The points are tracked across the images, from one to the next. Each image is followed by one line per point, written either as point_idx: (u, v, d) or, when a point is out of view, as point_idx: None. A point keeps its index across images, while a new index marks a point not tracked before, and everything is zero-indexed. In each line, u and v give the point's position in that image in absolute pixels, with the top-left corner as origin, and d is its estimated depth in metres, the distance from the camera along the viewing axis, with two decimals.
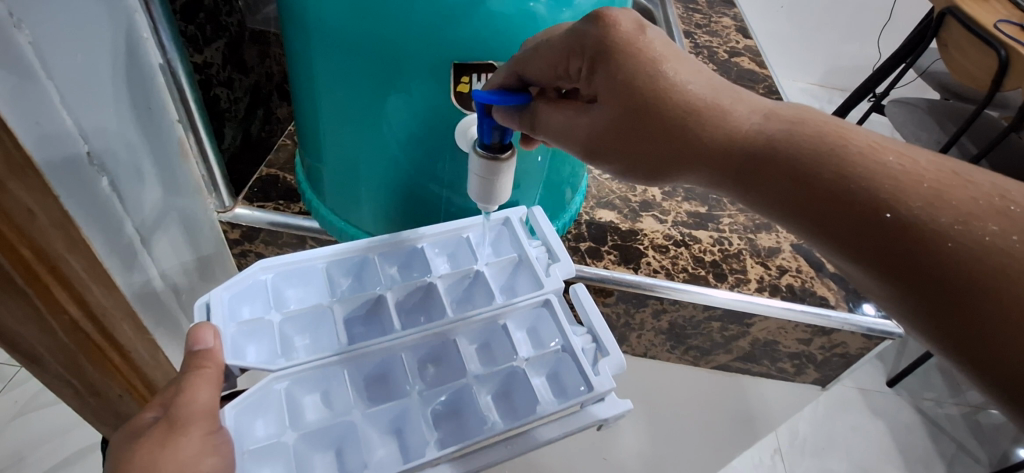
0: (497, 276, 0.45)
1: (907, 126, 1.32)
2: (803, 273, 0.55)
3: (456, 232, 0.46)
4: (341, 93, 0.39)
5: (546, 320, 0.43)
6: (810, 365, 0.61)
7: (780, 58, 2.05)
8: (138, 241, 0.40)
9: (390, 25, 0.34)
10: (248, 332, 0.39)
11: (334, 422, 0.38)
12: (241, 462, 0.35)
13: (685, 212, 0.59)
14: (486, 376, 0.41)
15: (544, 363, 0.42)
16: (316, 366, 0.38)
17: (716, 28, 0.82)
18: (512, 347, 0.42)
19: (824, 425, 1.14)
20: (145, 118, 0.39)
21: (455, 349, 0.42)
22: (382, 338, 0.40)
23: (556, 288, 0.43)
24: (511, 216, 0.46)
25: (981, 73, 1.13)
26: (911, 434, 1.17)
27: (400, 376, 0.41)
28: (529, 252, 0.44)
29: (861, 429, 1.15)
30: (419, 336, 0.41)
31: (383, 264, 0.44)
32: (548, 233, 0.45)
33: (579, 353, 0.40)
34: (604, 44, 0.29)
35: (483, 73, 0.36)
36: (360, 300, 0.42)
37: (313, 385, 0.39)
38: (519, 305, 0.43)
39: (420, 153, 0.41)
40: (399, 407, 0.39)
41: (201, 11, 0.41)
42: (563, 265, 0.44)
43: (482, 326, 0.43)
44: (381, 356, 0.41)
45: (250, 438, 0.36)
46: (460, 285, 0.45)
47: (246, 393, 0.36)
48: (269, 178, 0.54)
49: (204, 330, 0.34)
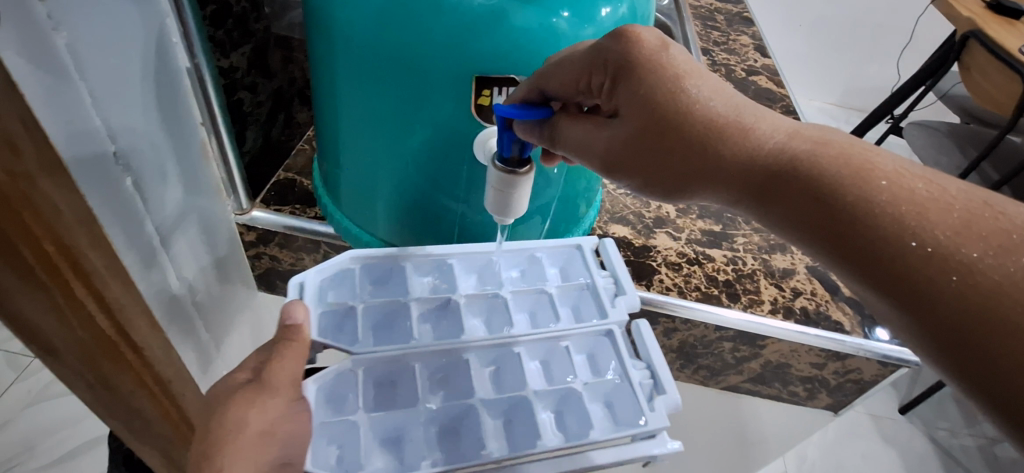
0: (563, 299, 0.48)
1: (928, 149, 1.30)
2: (817, 296, 0.55)
3: (529, 252, 0.49)
4: (362, 102, 0.40)
5: (605, 349, 0.45)
6: (822, 389, 0.60)
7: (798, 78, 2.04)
8: (158, 241, 0.40)
9: (413, 36, 0.34)
10: (333, 313, 0.43)
11: (399, 414, 0.40)
12: (316, 432, 0.38)
13: (699, 229, 0.58)
14: (545, 392, 0.43)
15: (600, 389, 0.43)
16: (393, 358, 0.42)
17: (734, 46, 0.82)
18: (570, 368, 0.44)
19: (833, 451, 1.12)
20: (171, 119, 0.40)
21: (515, 360, 0.44)
22: (458, 339, 0.43)
23: (619, 320, 0.45)
24: (583, 244, 0.50)
25: (1004, 97, 1.12)
26: (924, 465, 1.14)
27: (461, 381, 0.43)
28: (597, 282, 0.47)
29: (872, 457, 1.13)
30: (488, 343, 0.44)
31: (458, 271, 0.48)
32: (616, 266, 0.48)
33: (637, 385, 0.42)
34: (627, 59, 0.30)
35: (504, 86, 0.36)
36: (434, 302, 0.46)
37: (381, 376, 0.42)
38: (580, 330, 0.45)
39: (439, 164, 0.41)
40: (456, 408, 0.41)
41: (230, 17, 0.43)
42: (628, 298, 0.47)
43: (545, 345, 0.45)
44: (449, 358, 0.44)
45: (323, 412, 0.40)
46: (529, 301, 0.48)
47: (326, 369, 0.40)
48: (286, 182, 0.55)
49: (295, 306, 0.37)
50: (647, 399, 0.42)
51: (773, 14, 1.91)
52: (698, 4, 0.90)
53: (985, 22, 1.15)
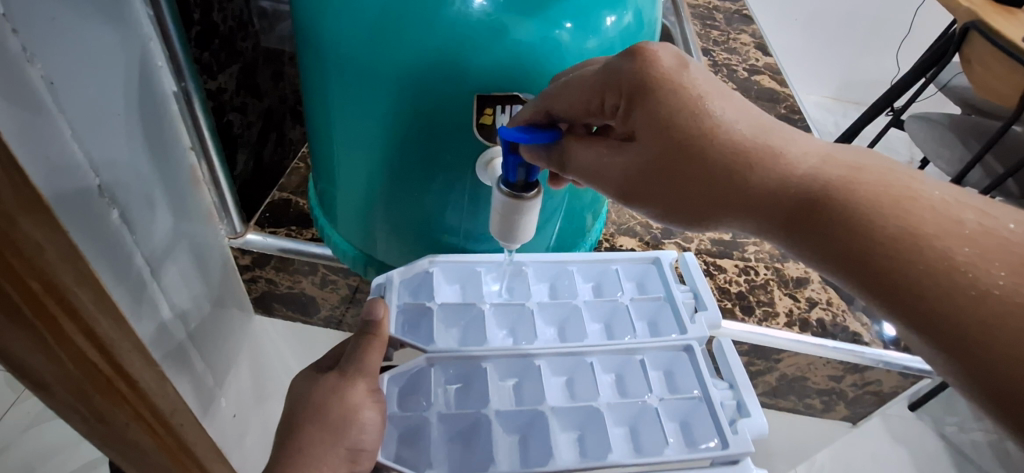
0: (642, 312, 0.56)
1: (930, 143, 1.29)
2: (834, 306, 0.54)
3: (606, 265, 0.58)
4: (358, 124, 0.38)
5: (683, 365, 0.53)
6: (840, 401, 0.59)
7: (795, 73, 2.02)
8: (148, 273, 0.39)
9: (406, 55, 0.33)
10: (416, 313, 0.53)
11: (471, 413, 0.51)
12: (391, 420, 0.49)
13: (709, 239, 0.60)
14: (618, 406, 0.52)
15: (676, 404, 0.51)
16: (462, 359, 0.52)
17: (734, 45, 0.80)
18: (647, 384, 0.53)
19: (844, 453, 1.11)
20: (158, 146, 0.38)
21: (588, 370, 0.53)
22: (532, 349, 0.53)
23: (699, 337, 0.53)
24: (660, 258, 0.58)
25: (1007, 88, 1.11)
26: (934, 464, 1.13)
27: (529, 387, 0.53)
28: (678, 298, 0.54)
29: (883, 456, 1.12)
30: (552, 357, 0.53)
31: (534, 282, 0.57)
32: (695, 283, 0.55)
33: (717, 407, 0.49)
34: (648, 83, 0.30)
35: (507, 104, 0.35)
36: (507, 310, 0.56)
37: (456, 375, 0.53)
38: (661, 346, 0.53)
39: (441, 188, 0.40)
40: (530, 414, 0.51)
41: (216, 38, 0.42)
42: (709, 316, 0.54)
43: (620, 358, 0.54)
44: (522, 365, 0.54)
45: (406, 399, 0.51)
46: (606, 311, 0.56)
47: (403, 366, 0.51)
48: (281, 202, 0.55)
49: (377, 306, 0.48)
50: (729, 421, 0.50)
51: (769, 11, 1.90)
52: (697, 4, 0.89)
53: (984, 10, 1.14)
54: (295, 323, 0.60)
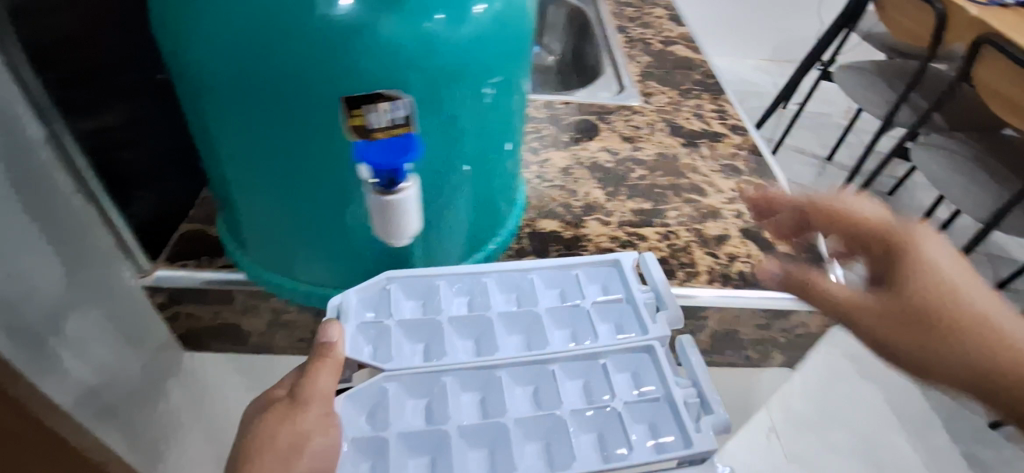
0: (604, 313, 0.53)
1: (858, 89, 1.34)
2: (752, 257, 0.57)
3: (568, 268, 0.56)
4: (240, 141, 0.39)
5: (648, 367, 0.50)
6: (774, 347, 0.60)
7: (727, 43, 2.12)
8: (20, 326, 0.39)
9: (269, 68, 0.34)
10: (368, 332, 0.50)
11: (431, 432, 0.47)
12: (348, 442, 0.45)
13: (630, 210, 0.61)
14: (581, 412, 0.49)
15: (642, 407, 0.48)
16: (422, 374, 0.49)
17: (647, 23, 0.85)
18: (610, 387, 0.50)
19: (820, 399, 1.12)
20: (29, 194, 0.39)
21: (551, 378, 0.50)
22: (499, 355, 0.49)
23: (660, 338, 0.50)
24: (621, 259, 0.56)
25: (923, 28, 1.17)
26: (903, 397, 1.18)
27: (497, 396, 0.49)
28: (639, 297, 0.52)
29: (856, 398, 1.14)
30: (523, 363, 0.50)
31: (495, 289, 0.55)
32: (656, 283, 0.53)
33: (681, 406, 0.47)
34: (907, 249, 0.39)
35: (374, 103, 0.34)
36: (466, 319, 0.52)
37: (417, 393, 0.49)
38: (623, 348, 0.51)
39: (331, 190, 0.41)
40: (493, 427, 0.48)
41: (94, 77, 0.43)
42: (671, 314, 0.51)
43: (584, 362, 0.51)
44: (483, 377, 0.50)
45: (355, 426, 0.47)
46: (569, 313, 0.53)
47: (358, 386, 0.48)
48: (191, 234, 0.57)
49: (330, 326, 0.45)
50: (694, 419, 0.46)
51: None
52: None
53: None
54: (230, 352, 0.61)
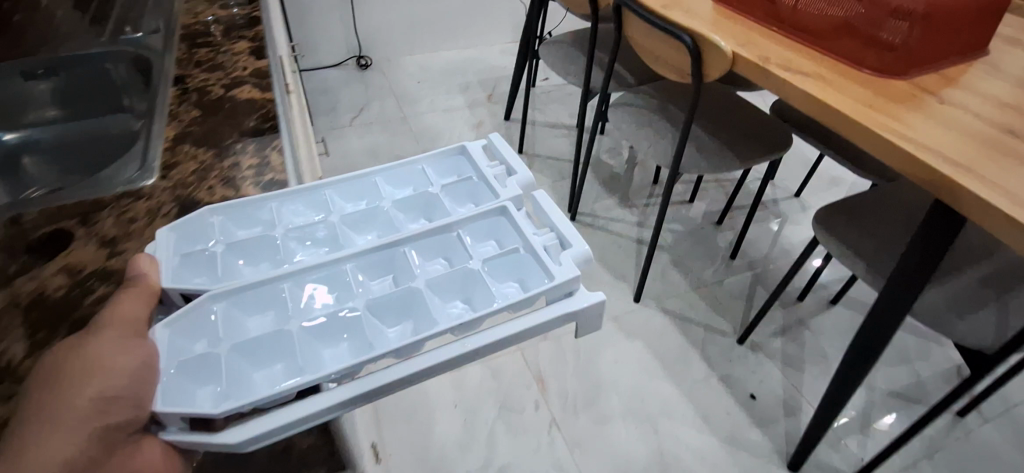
0: (454, 193, 0.75)
1: (557, 58, 1.46)
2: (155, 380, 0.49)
3: (414, 167, 0.77)
4: None
5: (503, 226, 0.70)
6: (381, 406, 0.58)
7: (455, 45, 2.30)
8: None
9: None
10: (188, 263, 0.61)
11: (275, 335, 0.56)
12: (172, 361, 0.52)
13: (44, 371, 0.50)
14: (451, 274, 0.65)
15: (499, 264, 0.67)
16: (258, 285, 0.59)
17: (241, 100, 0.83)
18: (466, 252, 0.68)
19: (587, 374, 1.18)
20: None
21: (405, 258, 0.66)
22: (369, 247, 0.64)
23: (509, 198, 0.71)
24: (464, 147, 0.79)
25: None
26: (663, 339, 1.25)
27: (358, 286, 0.63)
28: (488, 171, 0.75)
29: (620, 359, 1.21)
30: (387, 245, 0.65)
31: (342, 200, 0.73)
32: (504, 158, 0.77)
33: (540, 249, 0.65)
34: None
35: None
36: (319, 225, 0.68)
37: (253, 309, 0.59)
38: (477, 218, 0.70)
39: None
40: (344, 320, 0.59)
41: None
42: (520, 178, 0.74)
43: (441, 238, 0.69)
44: (332, 271, 0.63)
45: (187, 349, 0.54)
46: (424, 200, 0.74)
47: (174, 317, 0.54)
48: None
49: (138, 260, 0.55)
50: (551, 257, 0.66)
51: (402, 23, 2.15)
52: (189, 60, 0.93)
53: None
54: None
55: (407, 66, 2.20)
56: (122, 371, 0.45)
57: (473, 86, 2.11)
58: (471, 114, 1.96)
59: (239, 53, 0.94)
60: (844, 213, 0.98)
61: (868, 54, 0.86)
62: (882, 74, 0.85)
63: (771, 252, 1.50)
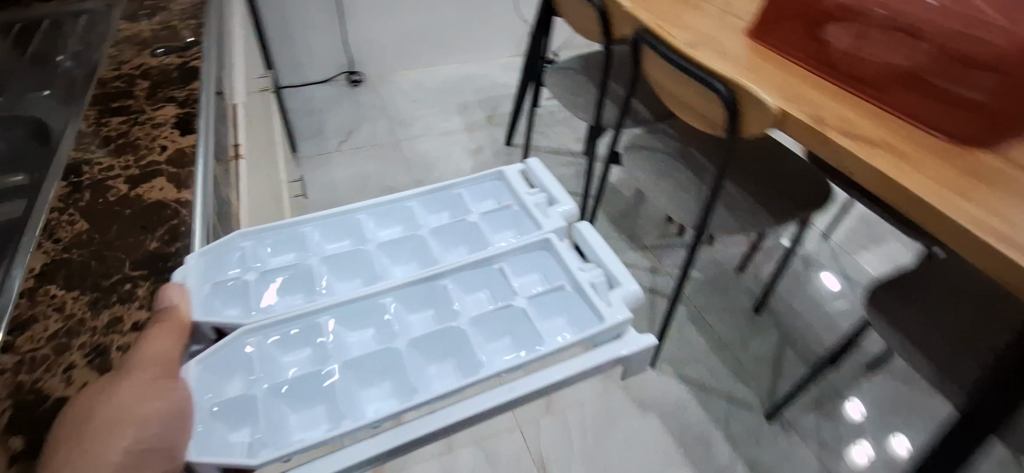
0: (493, 219, 0.93)
1: (565, 89, 1.31)
2: None
3: (450, 190, 0.97)
4: None
5: (544, 258, 0.87)
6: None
7: (449, 58, 2.15)
8: None
9: None
10: (217, 294, 0.75)
11: (307, 377, 0.68)
12: (205, 403, 0.65)
13: None
14: (498, 310, 0.79)
15: (542, 301, 0.81)
16: (306, 313, 0.73)
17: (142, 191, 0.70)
18: (509, 287, 0.83)
19: (598, 451, 1.25)
20: None
21: (444, 290, 0.81)
22: (400, 282, 0.78)
23: (548, 232, 0.87)
24: (504, 172, 1.00)
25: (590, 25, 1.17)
26: (681, 416, 1.32)
27: (395, 321, 0.77)
28: (529, 198, 0.95)
29: (635, 441, 1.27)
30: (425, 277, 0.80)
31: (372, 224, 0.91)
32: (547, 187, 0.96)
33: (589, 286, 0.81)
34: None
35: None
36: (349, 253, 0.85)
37: (286, 347, 0.73)
38: (524, 251, 0.87)
39: None
40: (390, 353, 0.73)
41: None
42: (567, 211, 0.92)
43: (482, 268, 0.83)
44: (372, 303, 0.78)
45: (220, 389, 0.67)
46: (460, 229, 0.91)
47: (210, 354, 0.67)
48: None
49: (169, 291, 0.58)
50: (598, 299, 0.80)
51: (391, 37, 2.00)
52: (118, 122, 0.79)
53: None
54: None
55: (400, 83, 2.05)
56: (151, 426, 0.48)
57: (472, 106, 1.96)
58: (470, 139, 1.81)
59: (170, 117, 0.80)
60: (892, 296, 1.05)
61: (940, 112, 0.87)
62: (957, 138, 0.86)
63: (788, 311, 1.55)
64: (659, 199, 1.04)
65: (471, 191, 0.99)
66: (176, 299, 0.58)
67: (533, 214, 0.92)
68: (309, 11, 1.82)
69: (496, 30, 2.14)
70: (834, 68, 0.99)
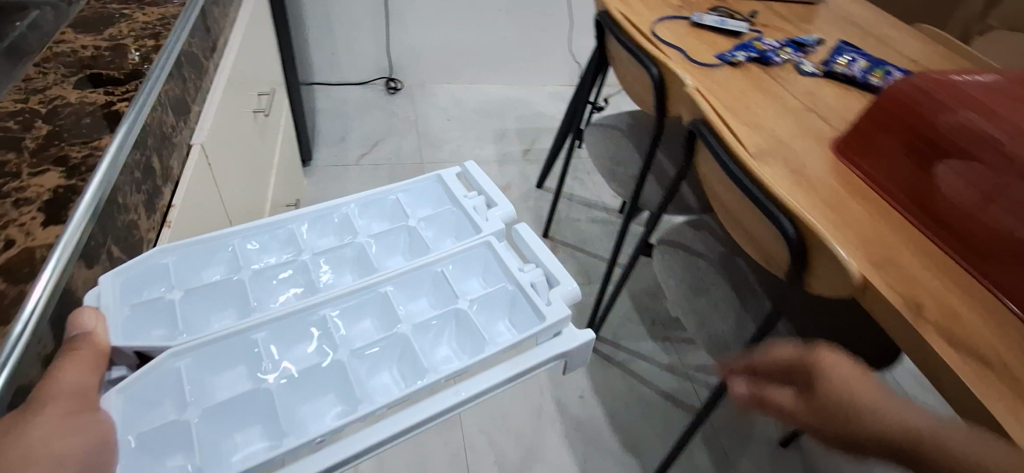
0: (432, 224, 0.87)
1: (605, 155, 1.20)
2: None
3: (383, 195, 0.88)
4: None
5: (489, 262, 0.80)
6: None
7: (492, 78, 2.01)
8: None
9: None
10: (142, 314, 0.66)
11: (248, 393, 0.63)
12: (134, 432, 0.57)
13: None
14: (443, 315, 0.75)
15: (484, 305, 0.76)
16: (226, 335, 0.65)
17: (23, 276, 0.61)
18: (453, 296, 0.77)
19: None
20: None
21: (383, 298, 0.75)
22: (341, 292, 0.72)
23: (489, 235, 0.80)
24: (439, 173, 0.92)
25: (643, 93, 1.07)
26: None
27: (332, 326, 0.72)
28: (470, 203, 0.86)
29: None
30: (366, 286, 0.73)
31: (303, 229, 0.83)
32: (484, 187, 0.88)
33: (529, 288, 0.75)
34: None
35: None
36: (286, 262, 0.78)
37: (216, 364, 0.65)
38: (465, 252, 0.79)
39: None
40: (331, 367, 0.67)
41: None
42: (503, 208, 0.85)
43: (423, 276, 0.78)
44: (302, 317, 0.70)
45: (143, 416, 0.59)
46: (400, 237, 0.86)
47: (128, 382, 0.58)
48: None
49: (83, 315, 0.56)
50: (542, 298, 0.75)
51: (436, 49, 1.90)
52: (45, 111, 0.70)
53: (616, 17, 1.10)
54: None
55: (440, 98, 1.93)
56: (83, 446, 0.48)
57: (509, 135, 1.82)
58: (499, 173, 1.67)
59: (99, 114, 0.71)
60: None
61: None
62: None
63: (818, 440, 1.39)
64: (721, 327, 0.98)
65: (408, 196, 0.90)
66: (92, 325, 0.56)
67: (473, 218, 0.84)
68: (357, 15, 1.75)
69: (549, 57, 1.99)
70: (920, 204, 0.84)
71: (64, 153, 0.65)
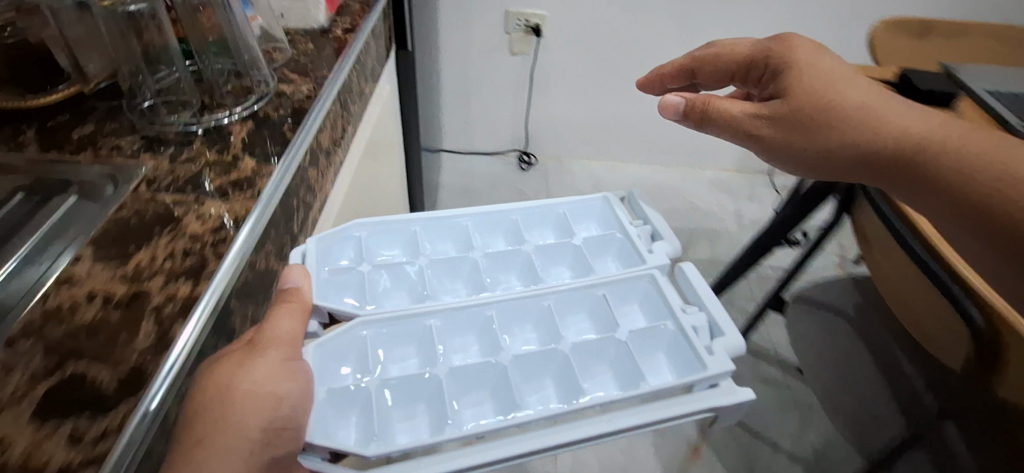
0: (595, 244, 0.61)
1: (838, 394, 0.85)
2: None
3: (553, 209, 0.64)
4: None
5: (653, 295, 0.54)
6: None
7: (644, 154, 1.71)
8: None
9: None
10: (335, 281, 0.53)
11: (419, 379, 0.47)
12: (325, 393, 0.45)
13: None
14: (606, 340, 0.51)
15: (645, 339, 0.52)
16: (396, 317, 0.49)
17: None
18: (614, 320, 0.53)
19: None
20: None
21: (545, 312, 0.52)
22: (510, 293, 0.52)
23: (658, 264, 0.56)
24: (608, 195, 0.65)
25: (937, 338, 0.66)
26: None
27: (503, 338, 0.51)
28: (632, 231, 0.60)
29: None
30: (529, 294, 0.52)
31: (477, 231, 0.61)
32: (652, 217, 0.61)
33: (690, 333, 0.50)
34: None
35: None
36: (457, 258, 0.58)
37: (392, 341, 0.49)
38: (624, 279, 0.54)
39: None
40: (489, 367, 0.49)
41: None
42: (669, 244, 0.58)
43: (586, 295, 0.54)
44: (470, 312, 0.51)
45: (335, 377, 0.47)
46: (562, 250, 0.61)
47: (327, 336, 0.46)
48: None
49: (294, 271, 0.46)
50: (706, 345, 0.49)
51: (581, 122, 1.63)
52: (155, 186, 0.47)
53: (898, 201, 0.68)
54: None
55: (578, 178, 1.67)
56: (286, 402, 0.39)
57: None
58: None
59: (220, 183, 0.47)
60: None
61: None
62: None
63: None
64: None
65: (576, 213, 0.65)
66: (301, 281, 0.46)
67: (635, 249, 0.58)
68: (498, 83, 1.55)
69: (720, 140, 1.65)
70: None
71: (172, 244, 0.42)
